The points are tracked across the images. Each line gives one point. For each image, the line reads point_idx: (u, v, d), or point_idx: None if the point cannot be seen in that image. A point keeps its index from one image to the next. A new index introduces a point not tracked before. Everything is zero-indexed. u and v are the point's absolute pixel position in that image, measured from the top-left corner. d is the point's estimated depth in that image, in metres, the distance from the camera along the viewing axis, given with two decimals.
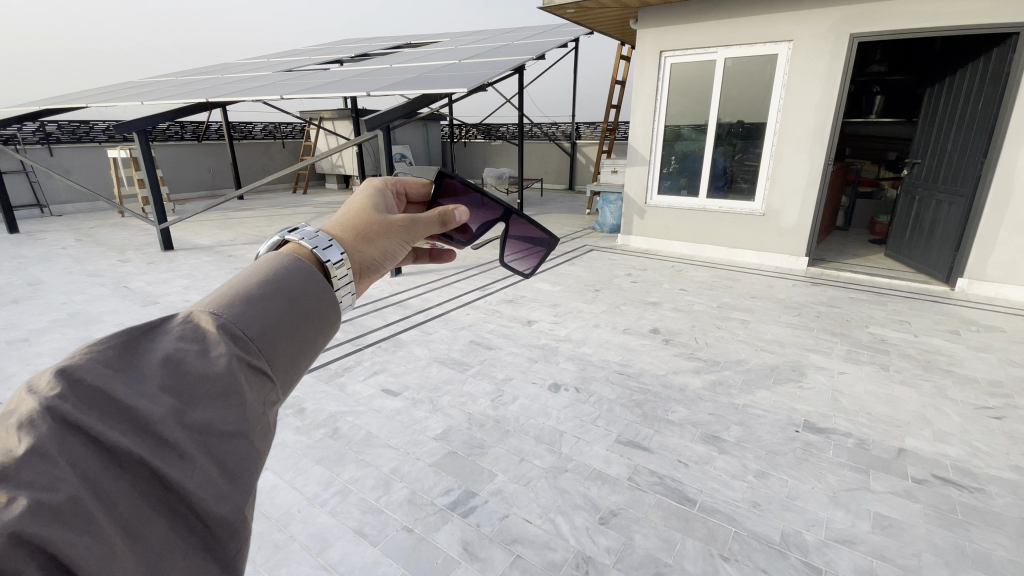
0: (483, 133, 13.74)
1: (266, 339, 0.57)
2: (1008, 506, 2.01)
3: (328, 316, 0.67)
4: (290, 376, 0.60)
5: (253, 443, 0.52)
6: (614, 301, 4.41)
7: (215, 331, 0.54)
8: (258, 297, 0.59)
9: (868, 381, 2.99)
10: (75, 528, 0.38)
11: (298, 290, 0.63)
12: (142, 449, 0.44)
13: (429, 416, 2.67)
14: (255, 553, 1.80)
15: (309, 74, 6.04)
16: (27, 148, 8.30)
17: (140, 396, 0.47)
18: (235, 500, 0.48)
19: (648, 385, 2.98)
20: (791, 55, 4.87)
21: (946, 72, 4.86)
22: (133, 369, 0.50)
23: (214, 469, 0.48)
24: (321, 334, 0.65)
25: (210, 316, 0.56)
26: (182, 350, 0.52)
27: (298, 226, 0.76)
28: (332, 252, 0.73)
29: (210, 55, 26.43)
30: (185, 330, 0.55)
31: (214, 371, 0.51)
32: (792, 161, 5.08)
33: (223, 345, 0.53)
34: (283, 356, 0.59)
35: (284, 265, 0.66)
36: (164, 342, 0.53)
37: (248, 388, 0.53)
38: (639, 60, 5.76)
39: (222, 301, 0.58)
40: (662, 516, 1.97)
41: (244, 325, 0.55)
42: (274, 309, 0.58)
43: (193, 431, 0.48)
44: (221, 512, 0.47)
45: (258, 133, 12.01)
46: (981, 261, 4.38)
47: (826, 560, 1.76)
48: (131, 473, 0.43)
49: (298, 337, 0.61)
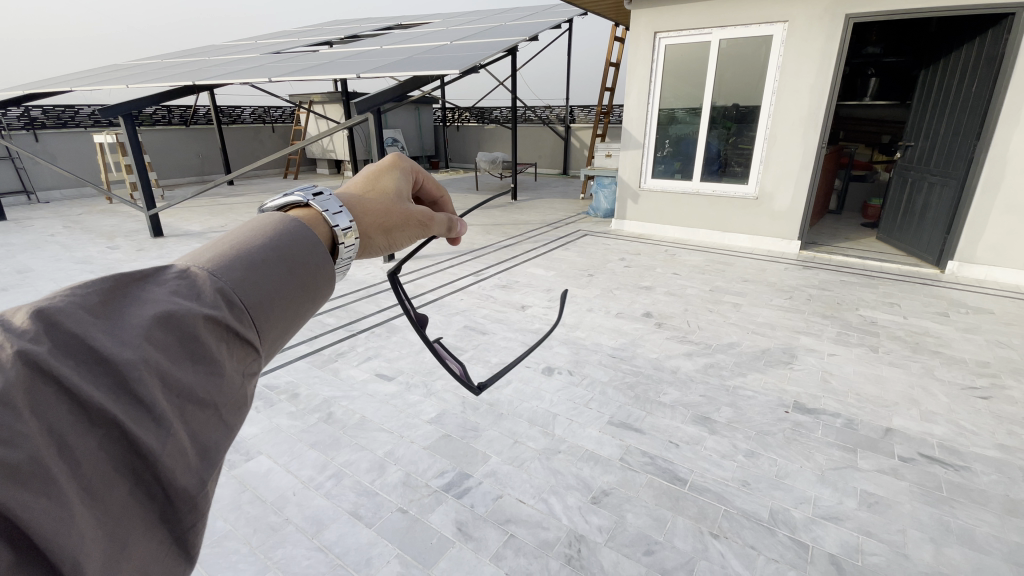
0: (476, 117, 13.62)
1: (259, 308, 0.54)
2: (993, 483, 2.06)
3: (322, 290, 0.64)
4: (274, 348, 0.56)
5: (227, 420, 0.48)
6: (609, 285, 4.43)
7: (210, 289, 0.52)
8: (256, 261, 0.56)
9: (858, 362, 3.03)
10: (34, 490, 0.33)
11: (297, 259, 0.61)
12: (117, 409, 0.40)
13: (424, 400, 2.68)
14: (252, 535, 1.81)
15: (298, 56, 5.90)
16: (11, 134, 8.15)
17: (120, 343, 0.43)
18: (199, 476, 0.44)
19: (640, 368, 3.01)
20: (786, 36, 4.82)
21: (942, 54, 4.83)
22: (115, 318, 0.46)
23: (185, 440, 0.44)
24: (313, 306, 0.63)
25: (207, 272, 0.53)
26: (171, 303, 0.48)
27: (322, 191, 0.77)
28: (341, 219, 0.75)
29: (198, 37, 25.73)
30: (179, 281, 0.52)
31: (200, 331, 0.47)
32: (787, 143, 5.07)
33: (215, 304, 0.50)
34: (272, 327, 0.56)
35: (285, 227, 0.64)
36: (151, 289, 0.50)
37: (227, 356, 0.49)
38: (633, 42, 5.66)
39: (219, 262, 0.55)
40: (653, 494, 2.00)
41: (240, 290, 0.53)
42: (272, 280, 0.56)
43: (173, 391, 0.44)
44: (185, 484, 0.43)
45: (247, 117, 11.81)
46: (971, 244, 4.42)
47: (813, 536, 1.80)
48: (100, 432, 0.39)
49: (291, 314, 0.58)
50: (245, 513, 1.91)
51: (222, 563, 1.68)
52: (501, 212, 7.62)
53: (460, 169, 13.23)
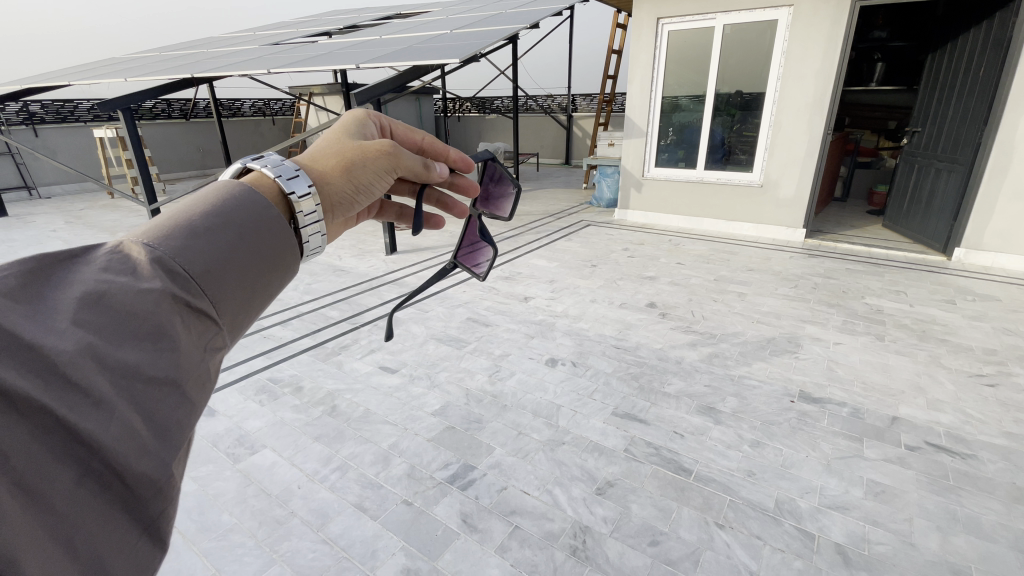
0: (477, 107, 13.54)
1: (209, 279, 0.54)
2: (1000, 471, 2.03)
3: (286, 256, 0.65)
4: (236, 321, 0.57)
5: (184, 393, 0.49)
6: (612, 276, 4.40)
7: (148, 264, 0.51)
8: (200, 229, 0.56)
9: (864, 351, 3.01)
10: None
11: (249, 225, 0.61)
12: (48, 397, 0.39)
13: (427, 392, 2.66)
14: (256, 529, 1.80)
15: (296, 47, 5.83)
16: (12, 129, 8.16)
17: (48, 331, 0.42)
18: (159, 458, 0.44)
19: (644, 358, 2.99)
20: (791, 21, 4.75)
21: (950, 38, 4.76)
22: (40, 306, 0.45)
23: (138, 422, 0.44)
24: (275, 275, 0.63)
25: (143, 247, 0.53)
26: (103, 284, 0.48)
27: (262, 153, 0.76)
28: (297, 184, 0.72)
29: (195, 27, 25.47)
30: (112, 259, 0.51)
31: (141, 309, 0.47)
32: (792, 129, 5.01)
33: (157, 280, 0.50)
34: (229, 299, 0.56)
35: (235, 194, 0.64)
36: (82, 270, 0.50)
37: (183, 332, 0.50)
38: (635, 28, 5.60)
39: (160, 233, 0.54)
40: (658, 485, 1.99)
41: (185, 260, 0.53)
42: (222, 247, 0.56)
43: (116, 373, 0.43)
44: (141, 469, 0.43)
45: (248, 110, 11.77)
46: (978, 230, 4.38)
47: (819, 526, 1.79)
48: (31, 423, 0.38)
49: (250, 282, 0.59)
50: (250, 506, 1.91)
51: (228, 556, 1.68)
52: None
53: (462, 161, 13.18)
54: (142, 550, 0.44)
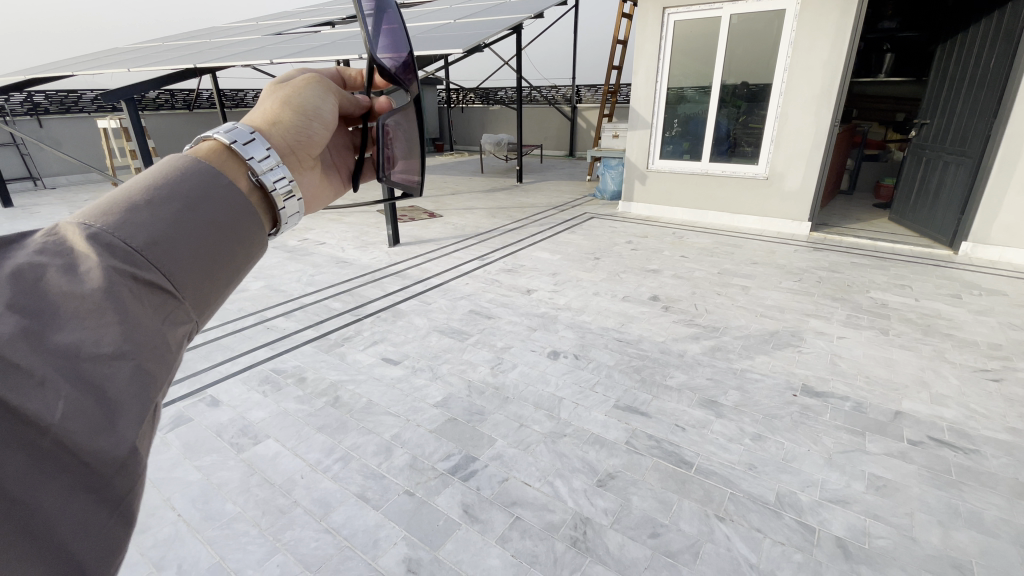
0: (481, 98, 13.51)
1: (161, 249, 0.51)
2: (1003, 466, 2.02)
3: (253, 228, 0.61)
4: (201, 294, 0.54)
5: (144, 367, 0.46)
6: (615, 268, 4.39)
7: (86, 242, 0.49)
8: (147, 201, 0.53)
9: (868, 345, 2.99)
10: None
11: (201, 192, 0.57)
12: None
13: (429, 383, 2.66)
14: (259, 518, 1.81)
15: (299, 37, 5.79)
16: (17, 120, 8.16)
17: None
18: (118, 434, 0.43)
19: (646, 351, 2.99)
20: (798, 11, 4.69)
21: (960, 27, 4.70)
22: None
23: (88, 401, 0.42)
24: (244, 247, 0.60)
25: (83, 226, 0.50)
26: (35, 268, 0.46)
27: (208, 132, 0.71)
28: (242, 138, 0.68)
29: (198, 19, 25.40)
30: (48, 243, 0.49)
31: (85, 288, 0.45)
32: (798, 121, 4.97)
33: (97, 256, 0.48)
34: (190, 272, 0.53)
35: (187, 164, 0.60)
36: (18, 255, 0.47)
37: (137, 306, 0.47)
38: (641, 19, 5.56)
39: (104, 212, 0.52)
40: (659, 478, 1.98)
41: (129, 234, 0.50)
42: (173, 216, 0.53)
43: (58, 352, 0.41)
44: (100, 447, 0.41)
45: (251, 101, 11.74)
46: (985, 225, 4.34)
47: (820, 519, 1.78)
48: None
49: (214, 251, 0.55)
50: (254, 496, 1.91)
51: (230, 545, 1.68)
52: (506, 196, 7.57)
53: (466, 152, 13.17)
54: (112, 531, 0.43)
